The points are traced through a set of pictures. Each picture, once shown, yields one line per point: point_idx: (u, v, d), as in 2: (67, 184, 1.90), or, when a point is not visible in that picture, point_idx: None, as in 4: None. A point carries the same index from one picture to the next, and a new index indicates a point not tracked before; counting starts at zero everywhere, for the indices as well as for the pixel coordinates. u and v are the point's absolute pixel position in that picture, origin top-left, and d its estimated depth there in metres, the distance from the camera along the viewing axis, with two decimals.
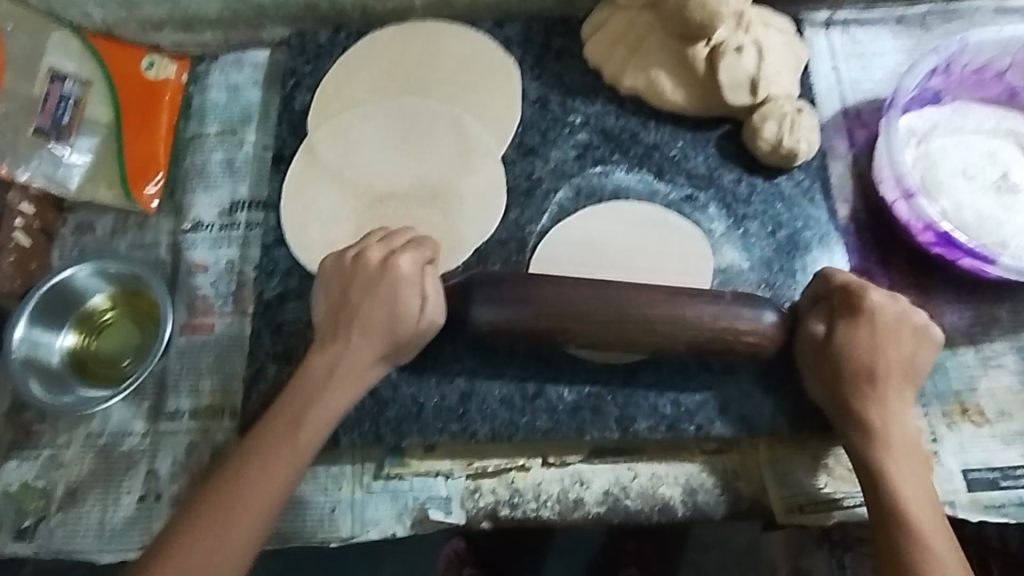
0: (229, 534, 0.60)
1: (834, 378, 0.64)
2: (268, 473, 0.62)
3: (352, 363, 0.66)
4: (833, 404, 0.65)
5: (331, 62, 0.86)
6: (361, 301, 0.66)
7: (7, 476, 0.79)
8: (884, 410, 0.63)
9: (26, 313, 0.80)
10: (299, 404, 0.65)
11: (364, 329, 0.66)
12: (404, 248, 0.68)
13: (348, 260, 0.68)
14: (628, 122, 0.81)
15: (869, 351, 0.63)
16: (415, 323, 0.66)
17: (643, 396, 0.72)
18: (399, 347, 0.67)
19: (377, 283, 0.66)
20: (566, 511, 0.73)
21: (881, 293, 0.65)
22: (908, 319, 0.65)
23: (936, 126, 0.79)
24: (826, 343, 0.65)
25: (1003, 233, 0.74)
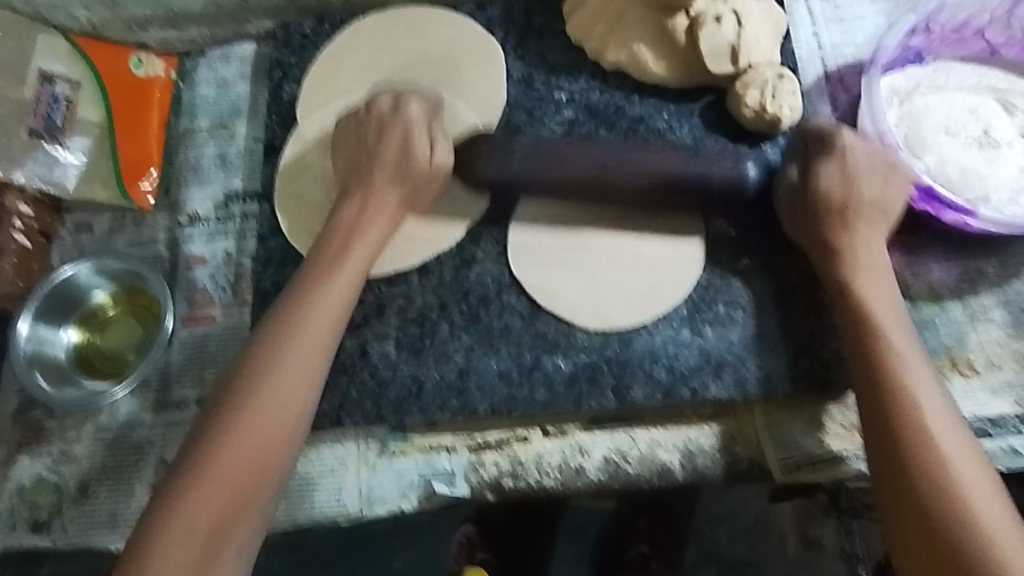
0: (234, 429, 0.61)
1: (815, 215, 0.69)
2: (271, 363, 0.64)
3: (370, 233, 0.72)
4: (811, 241, 0.70)
5: (317, 53, 0.86)
6: (375, 142, 0.74)
7: (21, 473, 0.80)
8: (858, 252, 0.67)
9: (31, 312, 0.82)
10: (284, 323, 0.66)
11: (377, 156, 0.73)
12: (413, 98, 0.76)
13: (362, 114, 0.76)
14: (612, 97, 0.82)
15: (843, 189, 0.69)
16: (426, 170, 0.73)
17: (638, 364, 0.73)
18: (417, 205, 0.74)
19: (393, 124, 0.74)
20: (568, 480, 0.75)
21: (856, 141, 0.70)
22: (884, 176, 0.69)
23: (919, 84, 0.80)
24: (803, 186, 0.70)
25: (985, 187, 0.75)
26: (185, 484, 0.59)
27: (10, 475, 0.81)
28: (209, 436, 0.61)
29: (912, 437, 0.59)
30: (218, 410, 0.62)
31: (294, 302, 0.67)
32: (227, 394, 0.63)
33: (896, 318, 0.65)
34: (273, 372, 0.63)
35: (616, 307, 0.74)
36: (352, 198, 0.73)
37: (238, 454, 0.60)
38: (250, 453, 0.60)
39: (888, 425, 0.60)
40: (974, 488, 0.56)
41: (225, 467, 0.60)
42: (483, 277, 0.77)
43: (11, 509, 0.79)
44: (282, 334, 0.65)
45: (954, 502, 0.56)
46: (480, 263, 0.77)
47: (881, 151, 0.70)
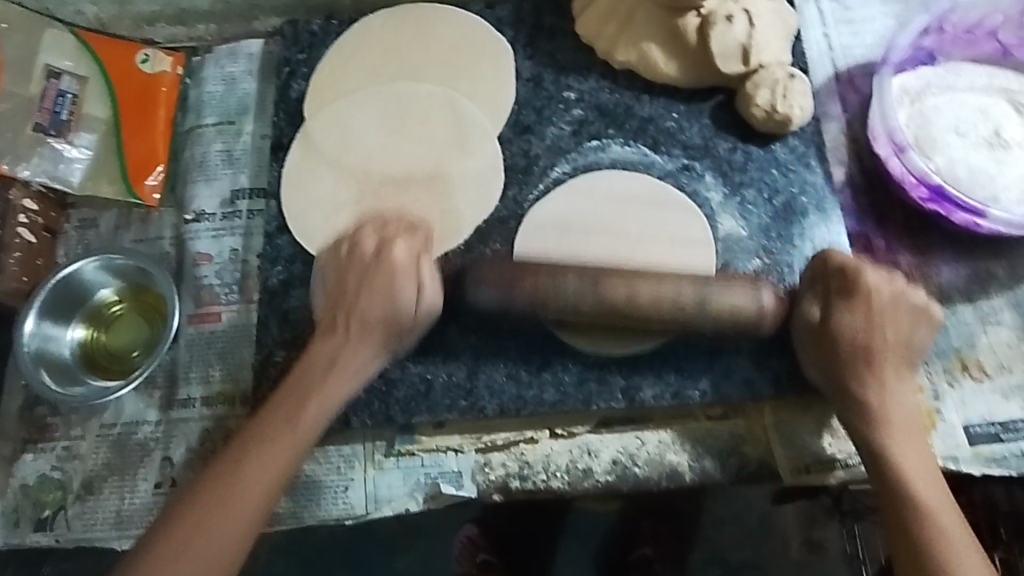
0: (220, 517, 0.62)
1: (831, 356, 0.67)
2: (267, 458, 0.65)
3: (362, 360, 0.70)
4: (827, 380, 0.68)
5: (324, 50, 0.86)
6: (363, 292, 0.70)
7: (25, 470, 0.80)
8: (875, 377, 0.66)
9: (36, 308, 0.81)
10: (281, 418, 0.67)
11: (369, 276, 0.70)
12: (400, 237, 0.72)
13: (347, 249, 0.72)
14: (622, 96, 0.81)
15: (864, 337, 0.67)
16: (414, 313, 0.70)
17: (647, 364, 0.73)
18: (402, 334, 0.71)
19: (375, 272, 0.70)
20: (576, 481, 0.74)
21: (878, 275, 0.68)
22: (906, 300, 0.68)
23: (929, 85, 0.80)
24: (820, 327, 0.68)
25: (995, 188, 0.75)
26: (170, 546, 0.61)
27: (13, 472, 0.80)
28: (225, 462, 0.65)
29: (912, 514, 0.61)
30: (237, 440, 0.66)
31: (296, 396, 0.68)
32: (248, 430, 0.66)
33: (903, 411, 0.66)
34: (259, 456, 0.65)
35: (610, 341, 0.73)
36: (350, 277, 0.71)
37: (215, 531, 0.62)
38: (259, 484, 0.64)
39: (894, 507, 0.62)
40: (968, 570, 0.58)
41: (203, 543, 0.61)
42: None
43: (14, 506, 0.79)
44: (279, 431, 0.66)
45: None
46: (489, 262, 0.77)
47: (903, 282, 0.68)
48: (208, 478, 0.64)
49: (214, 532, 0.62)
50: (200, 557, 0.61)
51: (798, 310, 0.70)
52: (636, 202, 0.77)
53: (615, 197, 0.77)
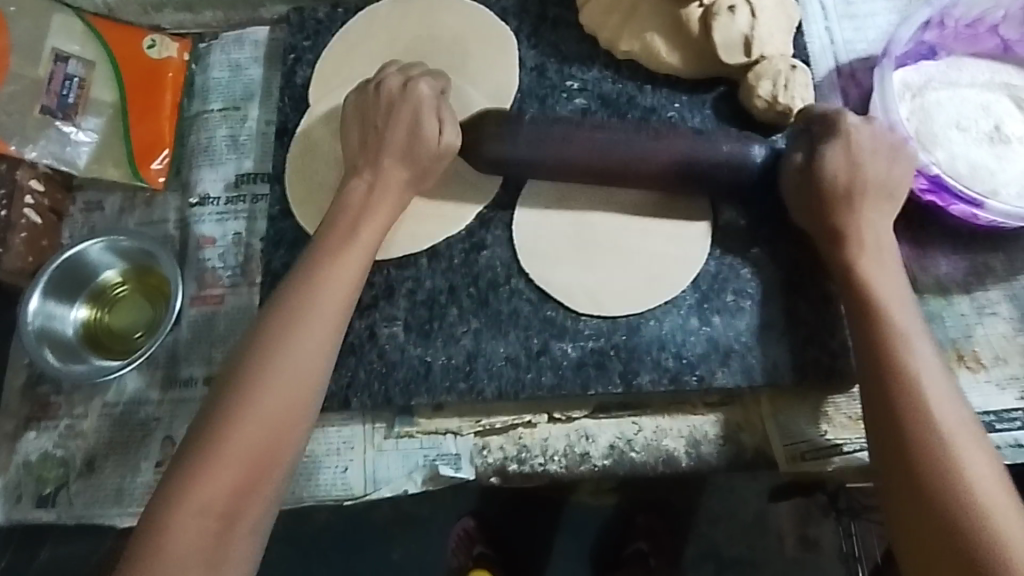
0: (243, 419, 0.58)
1: (818, 203, 0.66)
2: (289, 351, 0.61)
3: (380, 218, 0.70)
4: (815, 224, 0.67)
5: (331, 37, 0.87)
6: (384, 129, 0.71)
7: (27, 447, 0.81)
8: (862, 226, 0.65)
9: (41, 286, 0.81)
10: (289, 314, 0.63)
11: (386, 148, 0.71)
12: (421, 77, 0.73)
13: (371, 93, 0.73)
14: (625, 87, 0.82)
15: (847, 182, 0.65)
16: (435, 153, 0.71)
17: (646, 350, 0.74)
18: (425, 181, 0.72)
19: (400, 108, 0.71)
20: (573, 465, 0.75)
21: (859, 121, 0.67)
22: (884, 140, 0.67)
23: (930, 80, 0.80)
24: (808, 169, 0.67)
25: (995, 182, 0.75)
26: (195, 461, 0.57)
27: (15, 449, 0.81)
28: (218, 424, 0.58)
29: (929, 445, 0.55)
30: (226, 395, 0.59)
31: (303, 296, 0.64)
32: (234, 385, 0.60)
33: (897, 298, 0.62)
34: (285, 355, 0.61)
35: (613, 296, 0.75)
36: (363, 172, 0.71)
37: (245, 436, 0.57)
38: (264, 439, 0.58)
39: (891, 420, 0.57)
40: (980, 472, 0.54)
41: (232, 458, 0.57)
42: (492, 262, 0.77)
43: (15, 483, 0.80)
44: (295, 330, 0.62)
45: (959, 487, 0.53)
46: (490, 248, 0.77)
47: (881, 125, 0.68)
48: (233, 390, 0.59)
49: (239, 438, 0.57)
50: (229, 466, 0.57)
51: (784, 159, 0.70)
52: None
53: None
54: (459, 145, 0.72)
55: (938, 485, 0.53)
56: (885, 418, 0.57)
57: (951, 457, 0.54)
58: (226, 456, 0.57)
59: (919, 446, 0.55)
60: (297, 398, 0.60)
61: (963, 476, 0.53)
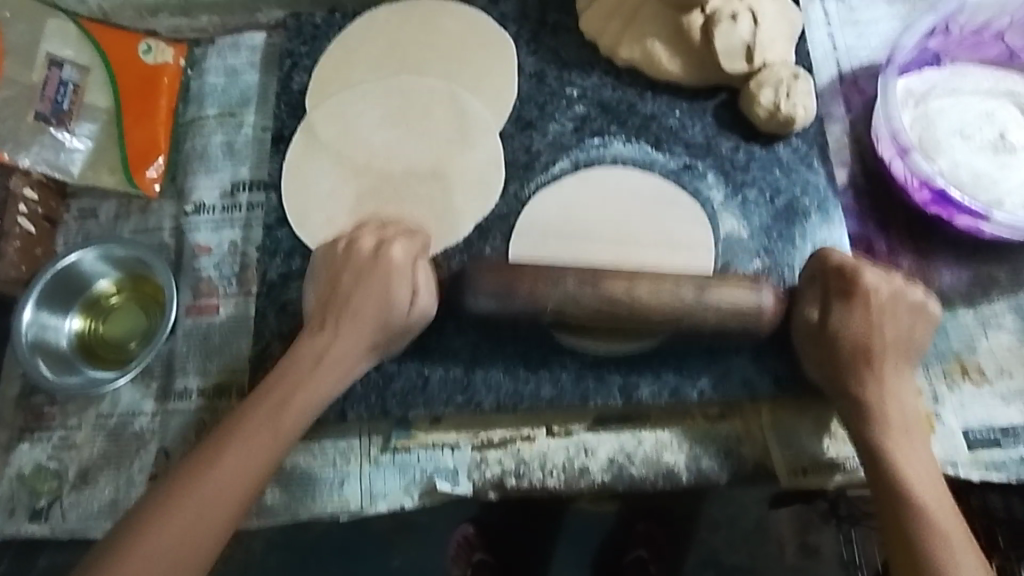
0: (207, 492, 0.60)
1: (830, 358, 0.66)
2: (265, 431, 0.63)
3: (343, 351, 0.67)
4: (823, 360, 0.66)
5: (327, 43, 0.85)
6: (353, 289, 0.69)
7: (21, 459, 0.80)
8: (873, 338, 0.65)
9: (34, 297, 0.81)
10: (278, 393, 0.65)
11: (365, 274, 0.69)
12: (399, 237, 0.71)
13: (345, 246, 0.71)
14: (625, 93, 0.81)
15: (863, 335, 0.65)
16: (407, 315, 0.69)
17: (646, 363, 0.73)
18: (389, 347, 0.70)
19: (365, 283, 0.68)
20: (572, 479, 0.74)
21: (876, 276, 0.66)
22: (903, 298, 0.66)
23: (934, 87, 0.79)
24: (821, 330, 0.66)
25: (999, 192, 0.74)
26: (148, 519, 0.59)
27: (9, 461, 0.80)
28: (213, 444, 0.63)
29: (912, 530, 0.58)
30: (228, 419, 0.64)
31: (294, 380, 0.66)
32: (238, 410, 0.65)
33: (901, 409, 0.64)
34: (258, 429, 0.63)
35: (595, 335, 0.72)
36: (340, 273, 0.70)
37: (203, 509, 0.60)
38: (248, 466, 0.62)
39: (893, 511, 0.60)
40: (961, 570, 0.56)
41: (184, 523, 0.59)
42: None
43: (9, 494, 0.79)
44: (277, 410, 0.64)
45: None
46: (489, 258, 0.77)
47: (901, 281, 0.67)
48: (202, 453, 0.62)
49: (199, 509, 0.60)
50: (181, 533, 0.59)
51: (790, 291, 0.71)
52: (641, 197, 0.77)
53: (622, 192, 0.77)
54: (433, 311, 0.71)
55: (916, 550, 0.57)
56: (880, 492, 0.61)
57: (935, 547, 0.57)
58: (182, 522, 0.59)
59: (897, 507, 0.60)
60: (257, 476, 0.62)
61: (947, 572, 0.56)
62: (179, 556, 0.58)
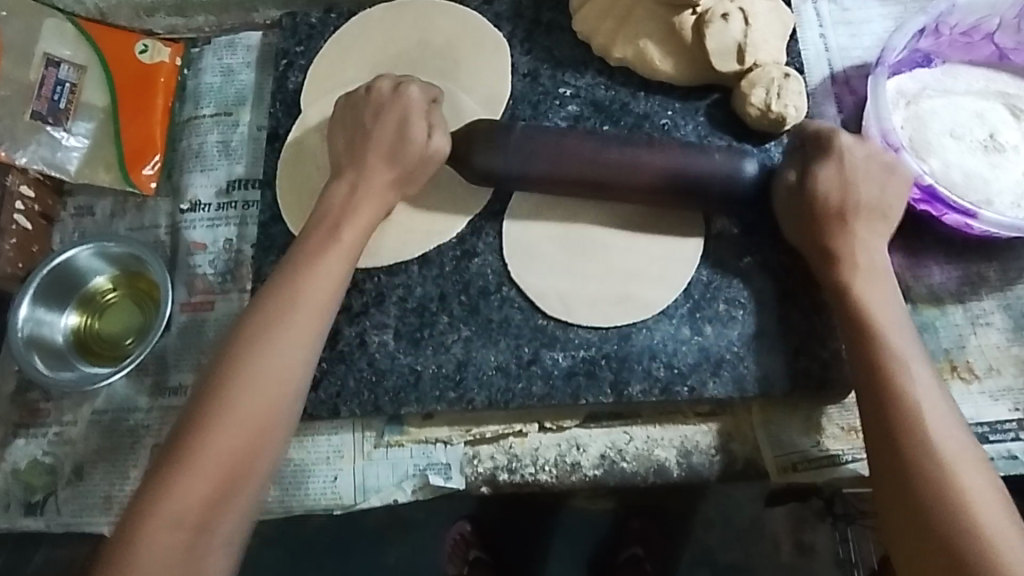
0: (205, 459, 0.57)
1: (812, 217, 0.67)
2: (253, 386, 0.60)
3: (371, 193, 0.71)
4: (811, 247, 0.68)
5: (323, 42, 0.86)
6: (373, 130, 0.72)
7: (16, 454, 0.80)
8: (852, 246, 0.66)
9: (30, 293, 0.81)
10: (260, 343, 0.62)
11: (370, 136, 0.72)
12: (414, 82, 0.74)
13: (363, 95, 0.74)
14: (618, 93, 0.81)
15: (838, 190, 0.67)
16: (423, 151, 0.72)
17: (637, 360, 0.73)
18: (411, 178, 0.72)
19: (390, 107, 0.73)
20: (563, 475, 0.74)
21: (851, 142, 0.69)
22: (878, 158, 0.69)
23: (925, 87, 0.80)
24: (800, 188, 0.68)
25: (989, 191, 0.75)
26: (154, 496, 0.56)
27: (5, 456, 0.81)
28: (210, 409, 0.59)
29: (912, 447, 0.56)
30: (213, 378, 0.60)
31: (273, 322, 0.63)
32: (220, 366, 0.61)
33: (894, 322, 0.63)
34: (252, 387, 0.60)
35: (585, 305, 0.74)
36: (347, 173, 0.72)
37: (204, 476, 0.57)
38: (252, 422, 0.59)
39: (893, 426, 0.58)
40: (973, 479, 0.55)
41: (190, 495, 0.56)
42: (484, 272, 0.77)
43: (4, 489, 0.79)
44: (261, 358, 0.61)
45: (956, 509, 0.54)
46: (482, 255, 0.77)
47: (875, 144, 0.69)
48: (195, 419, 0.58)
49: (200, 477, 0.56)
50: (187, 504, 0.56)
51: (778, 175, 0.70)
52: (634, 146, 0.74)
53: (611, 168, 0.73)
54: (448, 150, 0.73)
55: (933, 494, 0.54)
56: (878, 415, 0.59)
57: (947, 470, 0.55)
58: (186, 494, 0.56)
59: (908, 445, 0.57)
60: (257, 433, 0.59)
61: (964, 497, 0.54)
62: (189, 528, 0.55)
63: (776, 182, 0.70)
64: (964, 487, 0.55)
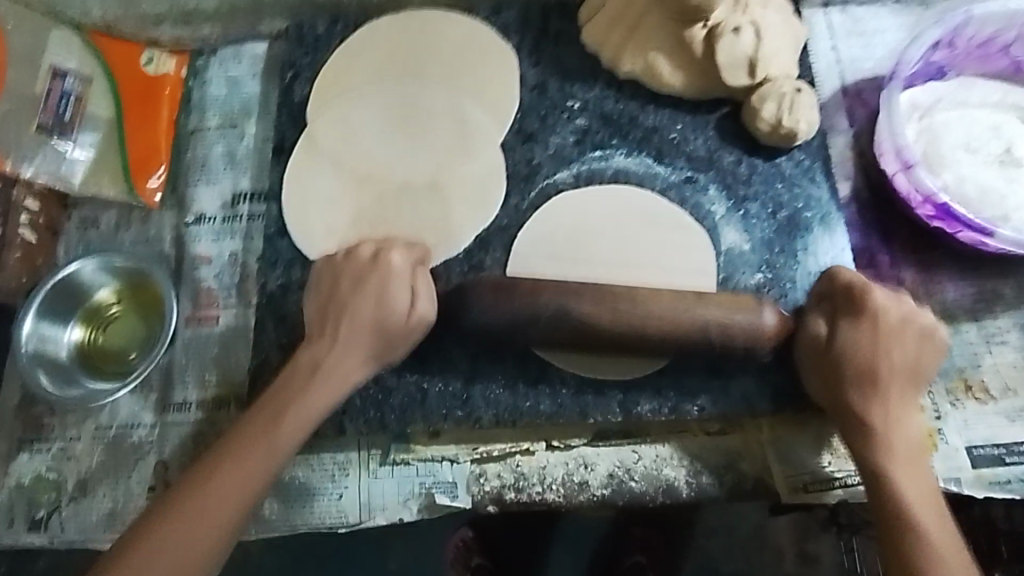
0: (218, 491, 0.63)
1: (831, 372, 0.64)
2: (275, 441, 0.65)
3: (341, 359, 0.68)
4: (825, 385, 0.65)
5: (330, 54, 0.85)
6: (351, 292, 0.69)
7: (21, 469, 0.80)
8: (879, 415, 0.63)
9: (35, 308, 0.81)
10: (288, 401, 0.66)
11: (354, 324, 0.68)
12: (398, 249, 0.71)
13: (343, 257, 0.71)
14: (627, 106, 0.80)
15: (866, 357, 0.63)
16: (405, 321, 0.68)
17: (646, 378, 0.72)
18: (390, 351, 0.69)
19: (370, 276, 0.69)
20: (571, 494, 0.73)
21: (887, 299, 0.65)
22: (914, 323, 0.65)
23: (939, 100, 0.79)
24: (826, 346, 0.65)
25: (1004, 207, 0.74)
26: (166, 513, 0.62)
27: (9, 471, 0.80)
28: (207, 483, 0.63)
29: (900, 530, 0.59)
30: (242, 425, 0.66)
31: (301, 383, 0.67)
32: (252, 418, 0.66)
33: (909, 438, 0.63)
34: (269, 441, 0.65)
35: (590, 363, 0.72)
36: (330, 310, 0.69)
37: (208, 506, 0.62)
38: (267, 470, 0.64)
39: (885, 516, 0.61)
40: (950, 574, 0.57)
41: (195, 520, 0.62)
42: None
43: (9, 504, 0.79)
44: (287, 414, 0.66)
45: None
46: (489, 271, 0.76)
47: (910, 304, 0.65)
48: (216, 456, 0.64)
49: (207, 507, 0.62)
50: (188, 535, 0.61)
51: (801, 329, 0.67)
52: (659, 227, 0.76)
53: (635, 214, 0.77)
54: (432, 320, 0.69)
55: (894, 529, 0.60)
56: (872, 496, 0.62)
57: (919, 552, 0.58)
58: (192, 520, 0.62)
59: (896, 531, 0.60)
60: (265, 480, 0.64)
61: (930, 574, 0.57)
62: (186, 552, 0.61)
63: (800, 334, 0.67)
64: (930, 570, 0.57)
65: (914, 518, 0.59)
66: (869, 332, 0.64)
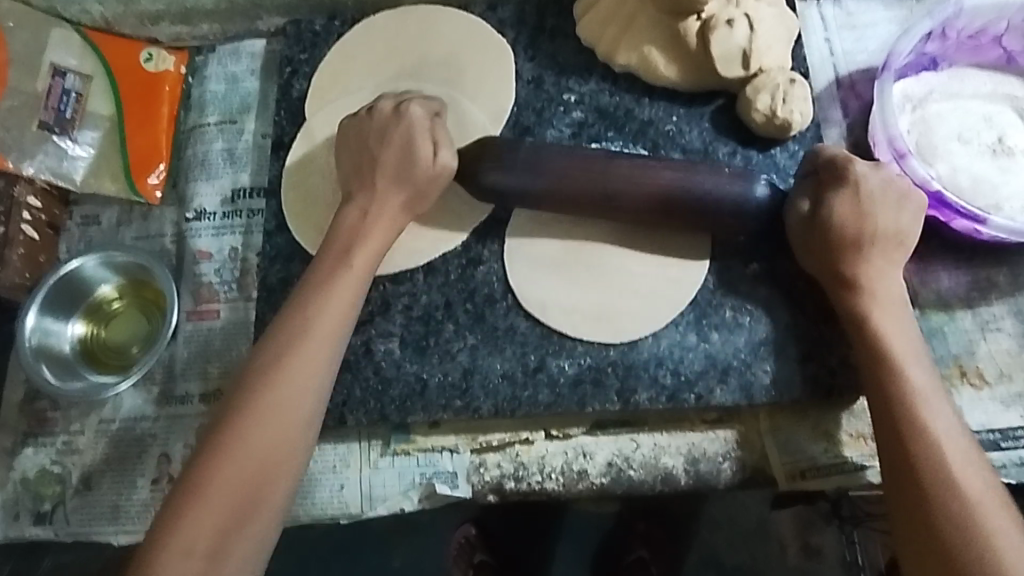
0: (231, 466, 0.60)
1: (827, 244, 0.67)
2: (278, 394, 0.62)
3: (378, 227, 0.71)
4: (825, 275, 0.68)
5: (328, 51, 0.86)
6: (382, 154, 0.72)
7: (25, 463, 0.81)
8: (871, 277, 0.66)
9: (37, 303, 0.82)
10: (285, 358, 0.64)
11: (383, 171, 0.72)
12: (416, 100, 0.75)
13: (365, 119, 0.74)
14: (622, 99, 0.81)
15: (855, 220, 0.66)
16: (431, 171, 0.72)
17: (643, 367, 0.73)
18: (423, 198, 0.72)
19: (396, 127, 0.73)
20: (570, 483, 0.74)
21: (867, 169, 0.67)
22: (895, 185, 0.67)
23: (932, 91, 0.79)
24: (814, 217, 0.68)
25: (997, 195, 0.74)
26: (184, 502, 0.59)
27: (14, 465, 0.81)
28: (220, 443, 0.60)
29: (932, 476, 0.58)
30: (238, 395, 0.63)
31: (296, 332, 0.65)
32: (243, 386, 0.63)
33: (918, 363, 0.63)
34: (271, 400, 0.62)
35: (583, 313, 0.74)
36: (359, 198, 0.72)
37: (227, 479, 0.59)
38: (280, 426, 0.62)
39: (916, 462, 0.59)
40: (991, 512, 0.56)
41: (219, 501, 0.58)
42: (489, 283, 0.76)
43: (14, 499, 0.80)
44: (288, 364, 0.63)
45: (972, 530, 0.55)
46: (487, 263, 0.77)
47: (891, 170, 0.68)
48: (219, 433, 0.61)
49: (226, 483, 0.59)
50: (212, 517, 0.58)
51: (791, 205, 0.69)
52: None
53: None
54: (454, 167, 0.73)
55: (929, 476, 0.58)
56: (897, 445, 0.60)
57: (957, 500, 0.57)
58: (216, 499, 0.59)
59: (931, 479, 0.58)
60: (281, 442, 0.61)
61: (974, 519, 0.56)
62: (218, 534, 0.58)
63: (787, 214, 0.70)
64: (975, 512, 0.56)
65: (946, 459, 0.58)
66: (860, 245, 0.66)
